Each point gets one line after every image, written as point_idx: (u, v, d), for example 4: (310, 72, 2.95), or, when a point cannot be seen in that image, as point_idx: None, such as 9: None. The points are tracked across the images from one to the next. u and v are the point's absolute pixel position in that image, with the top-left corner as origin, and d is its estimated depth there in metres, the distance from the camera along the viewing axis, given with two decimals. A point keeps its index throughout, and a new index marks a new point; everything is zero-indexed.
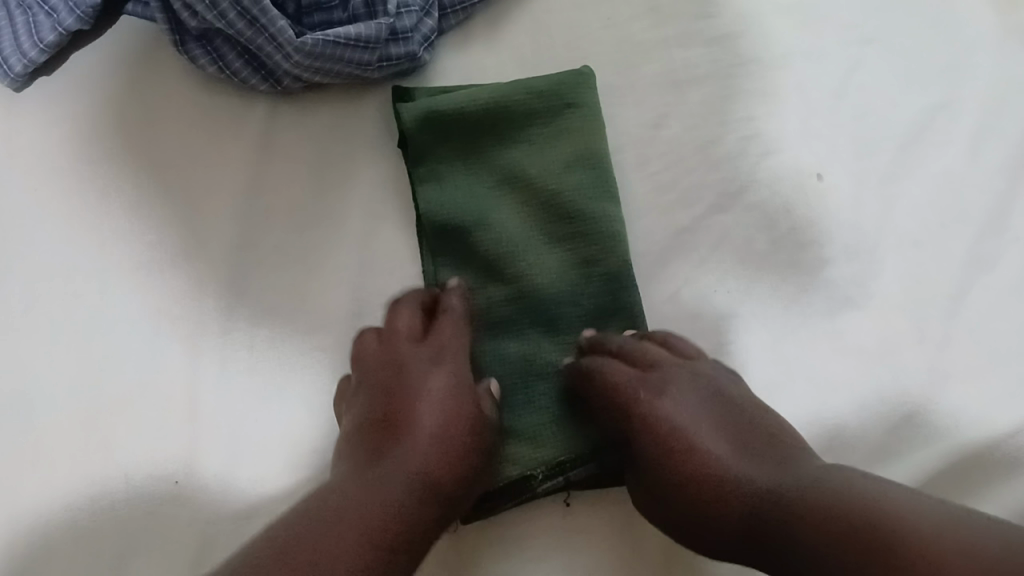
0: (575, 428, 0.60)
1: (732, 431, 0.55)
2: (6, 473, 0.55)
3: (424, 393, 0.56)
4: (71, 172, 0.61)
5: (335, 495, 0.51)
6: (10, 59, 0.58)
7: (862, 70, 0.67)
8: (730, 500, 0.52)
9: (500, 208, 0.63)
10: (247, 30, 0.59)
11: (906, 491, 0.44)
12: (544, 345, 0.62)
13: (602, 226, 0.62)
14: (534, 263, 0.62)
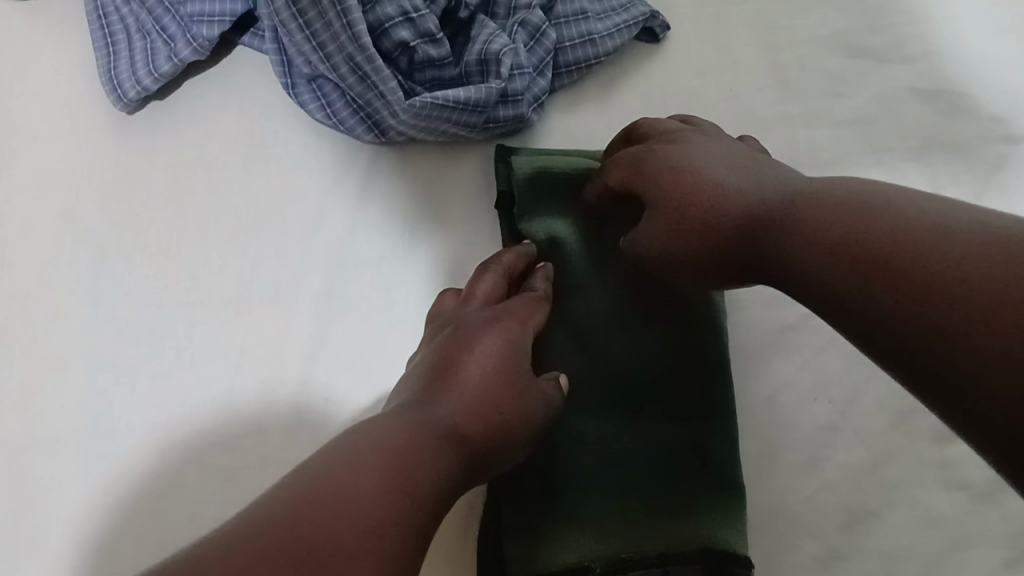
0: (649, 533, 0.52)
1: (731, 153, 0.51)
2: (70, 506, 0.53)
3: (482, 351, 0.48)
4: (177, 200, 0.60)
5: (372, 423, 0.42)
6: (125, 84, 0.60)
7: (1007, 168, 0.60)
8: (729, 209, 0.48)
9: (603, 275, 0.57)
10: (356, 85, 0.55)
11: (914, 201, 0.40)
12: (630, 436, 0.53)
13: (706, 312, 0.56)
14: (631, 341, 0.55)
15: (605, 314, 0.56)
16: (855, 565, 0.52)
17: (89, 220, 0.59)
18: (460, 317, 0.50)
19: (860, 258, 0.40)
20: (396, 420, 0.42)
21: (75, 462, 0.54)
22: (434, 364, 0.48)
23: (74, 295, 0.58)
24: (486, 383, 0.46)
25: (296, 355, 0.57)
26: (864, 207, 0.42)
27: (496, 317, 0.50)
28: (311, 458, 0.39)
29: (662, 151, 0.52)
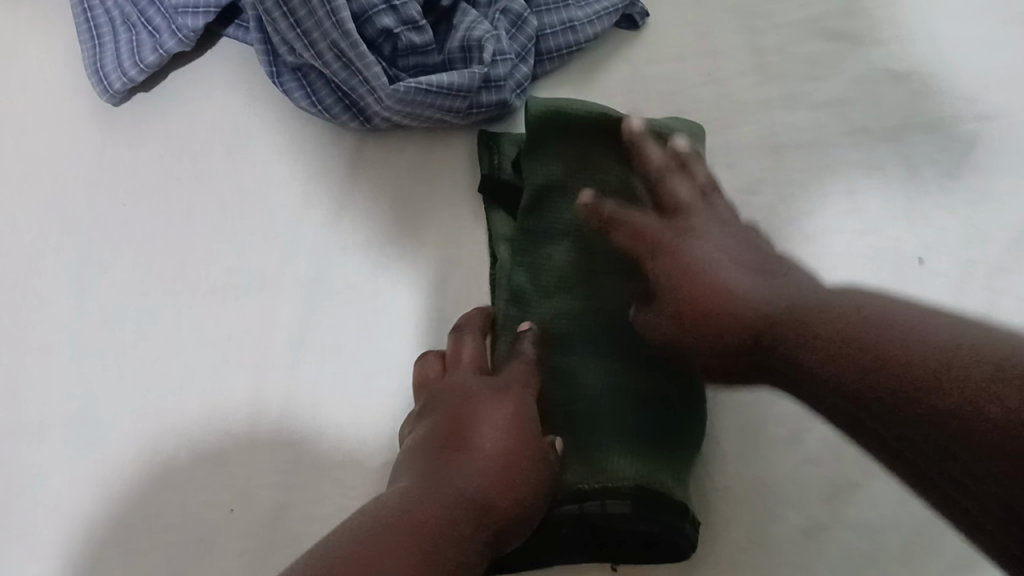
0: (605, 464, 0.53)
1: (732, 233, 0.50)
2: (62, 490, 0.54)
3: (489, 424, 0.49)
4: (162, 190, 0.60)
5: (388, 514, 0.44)
6: (111, 75, 0.60)
7: (980, 149, 0.61)
8: (740, 295, 0.45)
9: (587, 225, 0.58)
10: (340, 71, 0.55)
11: (934, 318, 0.38)
12: (596, 378, 0.55)
13: None
14: (601, 289, 0.56)
15: (585, 260, 0.57)
16: (839, 534, 0.53)
17: (76, 210, 0.60)
18: (468, 386, 0.52)
19: (857, 336, 0.39)
20: (413, 514, 0.44)
21: (66, 452, 0.55)
22: (442, 434, 0.49)
23: (62, 286, 0.58)
24: (497, 465, 0.48)
25: (284, 343, 0.58)
26: (868, 308, 0.40)
27: (504, 390, 0.51)
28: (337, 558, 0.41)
29: (675, 236, 0.50)
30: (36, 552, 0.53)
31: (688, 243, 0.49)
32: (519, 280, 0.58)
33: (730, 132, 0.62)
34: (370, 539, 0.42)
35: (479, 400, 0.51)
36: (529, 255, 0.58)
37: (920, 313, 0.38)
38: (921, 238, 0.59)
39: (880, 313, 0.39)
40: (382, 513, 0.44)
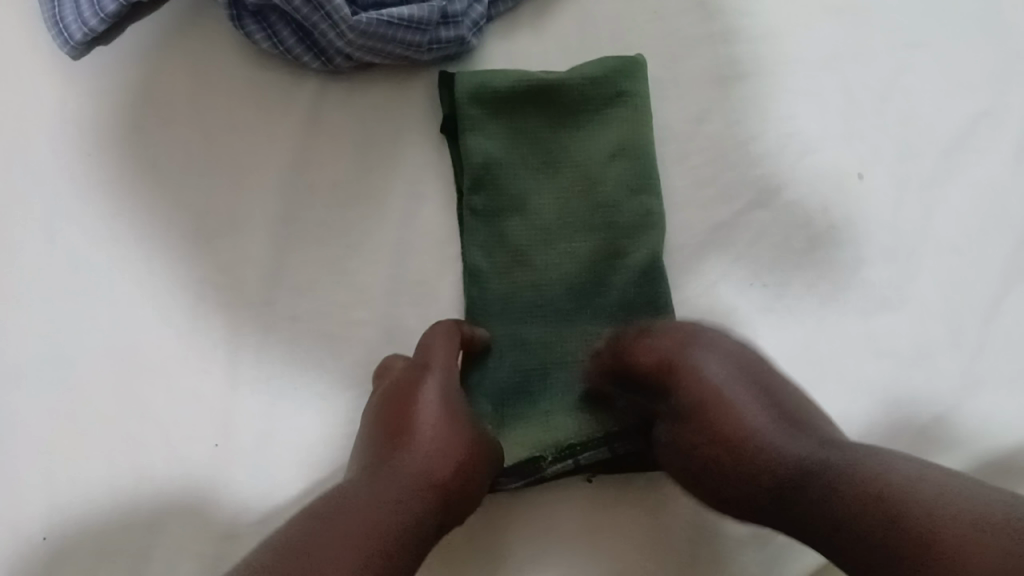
0: (592, 418, 0.57)
1: (752, 394, 0.50)
2: (44, 434, 0.55)
3: (424, 404, 0.51)
4: (126, 139, 0.61)
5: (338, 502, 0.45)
6: (71, 26, 0.61)
7: (908, 74, 0.65)
8: (758, 447, 0.48)
9: (539, 194, 0.61)
10: (303, 6, 0.58)
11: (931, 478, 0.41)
12: (560, 334, 0.59)
13: (636, 216, 0.60)
14: (558, 253, 0.60)
15: (542, 229, 0.61)
16: None
17: (40, 160, 0.60)
18: (400, 389, 0.52)
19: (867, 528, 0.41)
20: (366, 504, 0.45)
21: (44, 397, 0.55)
22: (381, 429, 0.50)
23: (29, 234, 0.58)
24: (432, 459, 0.48)
25: (257, 286, 0.59)
26: (888, 489, 0.41)
27: (434, 386, 0.52)
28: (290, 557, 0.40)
29: (700, 404, 0.51)
30: (18, 495, 0.53)
31: (710, 408, 0.50)
32: (478, 262, 0.60)
33: (678, 66, 0.65)
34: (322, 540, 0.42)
35: (414, 399, 0.51)
36: (486, 232, 0.60)
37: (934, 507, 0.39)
38: (859, 157, 0.63)
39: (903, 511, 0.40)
40: (325, 512, 0.44)
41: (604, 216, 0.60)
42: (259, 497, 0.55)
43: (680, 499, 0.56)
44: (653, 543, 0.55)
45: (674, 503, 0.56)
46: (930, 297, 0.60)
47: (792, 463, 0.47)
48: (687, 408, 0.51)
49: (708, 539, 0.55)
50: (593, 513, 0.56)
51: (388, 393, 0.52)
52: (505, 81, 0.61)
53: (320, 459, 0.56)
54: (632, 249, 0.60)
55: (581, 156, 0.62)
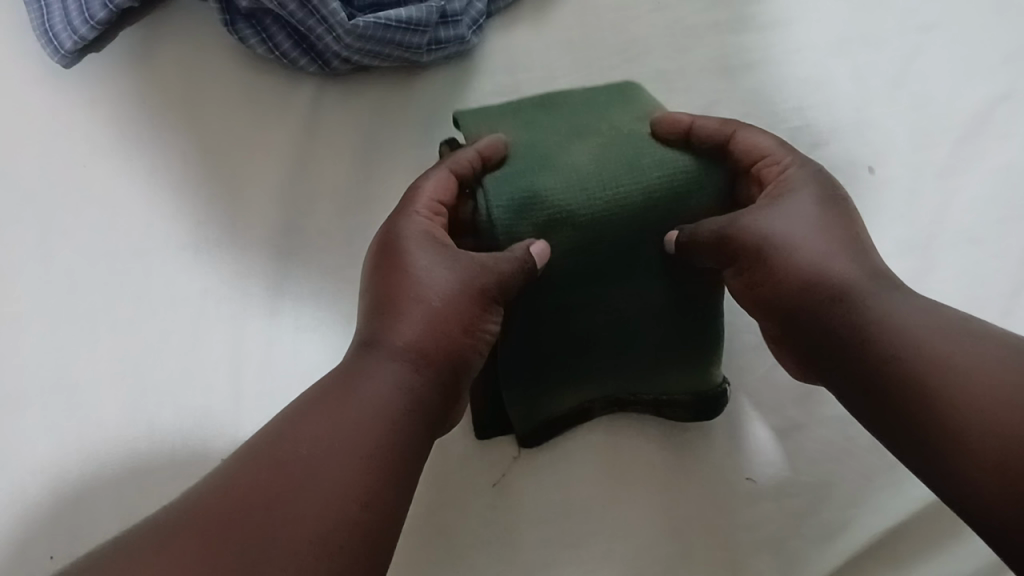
0: (643, 382, 0.57)
1: (841, 248, 0.49)
2: (45, 453, 0.53)
3: (423, 300, 0.47)
4: (121, 149, 0.59)
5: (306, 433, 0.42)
6: (62, 35, 0.59)
7: (921, 59, 0.64)
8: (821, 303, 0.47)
9: (571, 151, 0.52)
10: (298, 11, 0.56)
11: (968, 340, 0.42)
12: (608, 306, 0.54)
13: (679, 162, 0.52)
14: (607, 204, 0.50)
15: (581, 176, 0.50)
16: (813, 432, 0.56)
17: (34, 174, 0.58)
18: (389, 284, 0.48)
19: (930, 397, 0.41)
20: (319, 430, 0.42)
21: (49, 420, 0.53)
22: (378, 315, 0.48)
23: (26, 250, 0.57)
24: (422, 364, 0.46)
25: (261, 293, 0.57)
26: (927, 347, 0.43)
27: (423, 277, 0.48)
28: (263, 491, 0.39)
29: (786, 261, 0.49)
30: (25, 520, 0.51)
31: (805, 266, 0.48)
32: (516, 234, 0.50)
33: (684, 56, 0.63)
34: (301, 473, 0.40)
35: (407, 303, 0.47)
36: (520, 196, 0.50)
37: (999, 387, 0.39)
38: (872, 146, 0.62)
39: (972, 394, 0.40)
40: (301, 434, 0.42)
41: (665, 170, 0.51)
42: None
43: (690, 490, 0.55)
44: (665, 546, 0.54)
45: (686, 493, 0.55)
46: (949, 289, 0.58)
47: (880, 328, 0.45)
48: (778, 259, 0.49)
49: (722, 531, 0.54)
50: (605, 507, 0.55)
51: (376, 292, 0.49)
52: (504, 107, 0.57)
53: None
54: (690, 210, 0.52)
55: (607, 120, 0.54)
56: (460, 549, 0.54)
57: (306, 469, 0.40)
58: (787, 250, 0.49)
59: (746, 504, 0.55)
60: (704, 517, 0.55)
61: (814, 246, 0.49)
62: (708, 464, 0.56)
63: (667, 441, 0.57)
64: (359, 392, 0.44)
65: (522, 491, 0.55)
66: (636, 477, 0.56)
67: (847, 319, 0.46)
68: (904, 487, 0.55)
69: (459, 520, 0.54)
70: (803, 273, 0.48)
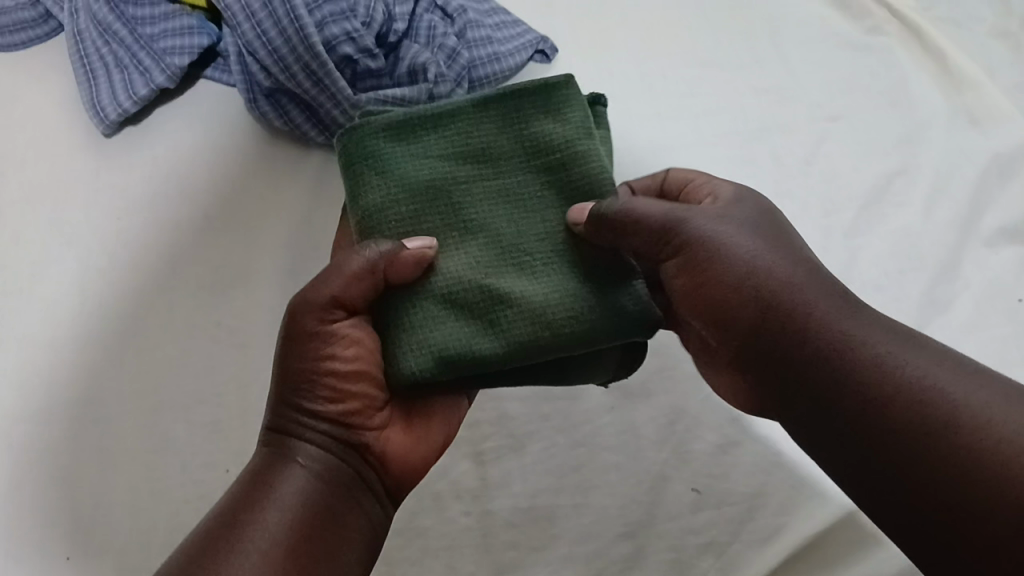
0: (566, 311, 0.52)
1: (791, 252, 0.51)
2: (73, 463, 0.61)
3: (313, 398, 0.53)
4: (148, 205, 0.69)
5: (225, 542, 0.48)
6: (107, 108, 0.70)
7: (830, 141, 0.77)
8: (782, 304, 0.49)
9: (422, 161, 0.54)
10: (312, 88, 0.69)
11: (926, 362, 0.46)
12: (486, 258, 0.53)
13: (368, 188, 0.54)
14: (409, 211, 0.54)
15: (408, 184, 0.54)
16: (748, 447, 0.64)
17: (75, 225, 0.68)
18: (291, 358, 0.53)
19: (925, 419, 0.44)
20: (249, 538, 0.48)
21: (73, 432, 0.61)
22: (278, 411, 0.54)
23: (63, 288, 0.66)
24: (336, 435, 0.54)
25: (266, 326, 0.65)
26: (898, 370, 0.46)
27: (330, 341, 0.52)
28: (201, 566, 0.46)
29: (754, 284, 0.50)
30: (50, 520, 0.59)
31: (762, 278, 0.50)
32: (369, 199, 0.54)
33: (631, 135, 0.75)
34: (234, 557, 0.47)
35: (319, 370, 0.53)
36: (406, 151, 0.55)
37: (983, 401, 0.44)
38: (790, 211, 0.73)
39: (958, 417, 0.44)
40: (223, 525, 0.49)
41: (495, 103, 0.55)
42: None
43: (637, 505, 0.62)
44: (616, 552, 0.61)
45: (633, 507, 0.62)
46: None
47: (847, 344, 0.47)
48: (730, 265, 0.50)
49: (667, 539, 0.61)
50: (562, 519, 0.62)
51: (281, 368, 0.54)
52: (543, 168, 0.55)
53: None
54: (546, 132, 0.55)
55: (435, 173, 0.54)
56: (435, 553, 0.60)
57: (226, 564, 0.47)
58: (726, 255, 0.51)
59: (690, 511, 0.62)
60: (651, 531, 0.62)
61: (765, 246, 0.51)
62: (657, 476, 0.63)
63: (622, 455, 0.64)
64: (276, 472, 0.52)
65: (491, 499, 0.62)
66: (594, 485, 0.63)
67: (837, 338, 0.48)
68: (830, 496, 0.62)
69: (435, 524, 0.61)
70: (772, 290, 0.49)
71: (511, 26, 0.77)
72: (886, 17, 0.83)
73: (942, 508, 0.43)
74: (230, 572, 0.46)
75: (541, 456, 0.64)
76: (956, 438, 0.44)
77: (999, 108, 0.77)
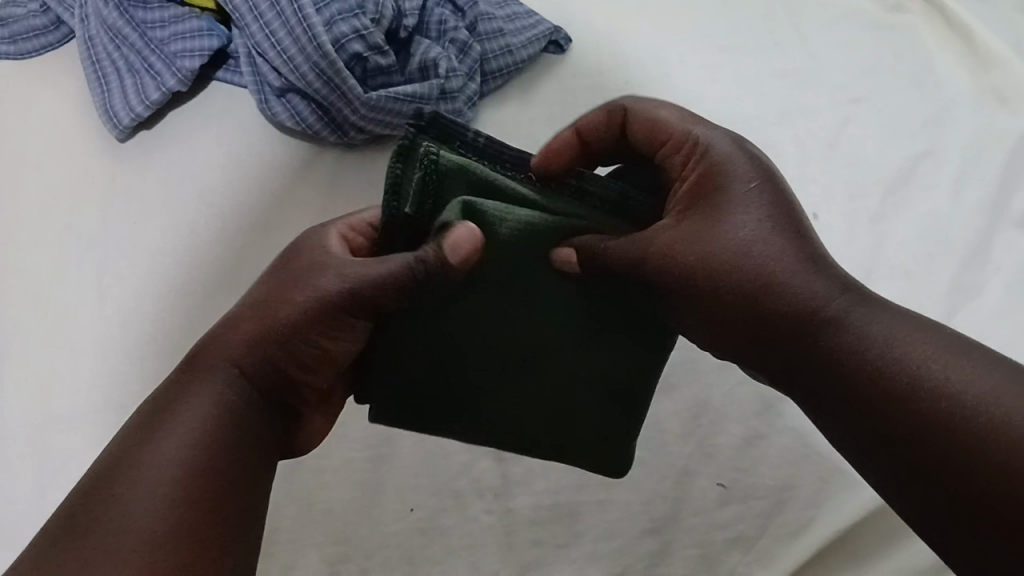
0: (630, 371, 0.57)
1: (774, 224, 0.49)
2: (95, 468, 0.61)
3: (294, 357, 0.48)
4: (164, 209, 0.69)
5: (156, 463, 0.42)
6: (120, 113, 0.70)
7: (853, 124, 0.75)
8: (762, 297, 0.48)
9: (455, 327, 0.53)
10: (321, 88, 0.68)
11: (912, 344, 0.44)
12: (561, 350, 0.55)
13: (431, 392, 0.54)
14: (481, 371, 0.54)
15: (457, 354, 0.53)
16: (775, 440, 0.63)
17: (92, 231, 0.68)
18: (274, 292, 0.49)
19: (922, 412, 0.42)
20: (156, 503, 0.40)
21: (93, 436, 0.61)
22: (248, 335, 0.48)
23: (81, 294, 0.66)
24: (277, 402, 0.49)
25: None
26: (874, 361, 0.44)
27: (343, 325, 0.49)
28: (111, 487, 0.41)
29: (732, 274, 0.49)
30: None
31: (740, 266, 0.48)
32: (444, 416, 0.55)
33: None
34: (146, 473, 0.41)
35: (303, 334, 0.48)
36: (435, 350, 0.53)
37: (968, 386, 0.41)
38: (813, 197, 0.71)
39: (947, 407, 0.41)
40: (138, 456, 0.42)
41: (474, 228, 0.50)
42: (290, 515, 0.60)
43: (661, 501, 0.61)
44: (642, 548, 0.60)
45: (658, 503, 0.61)
46: None
47: (826, 338, 0.46)
48: (709, 259, 0.49)
49: (693, 535, 0.60)
50: (587, 516, 0.61)
51: (269, 299, 0.49)
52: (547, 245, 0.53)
53: (341, 483, 0.62)
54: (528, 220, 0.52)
55: (469, 325, 0.53)
56: (458, 553, 0.60)
57: (132, 506, 0.40)
58: (709, 250, 0.49)
59: (716, 506, 0.61)
60: (677, 527, 0.60)
61: (768, 237, 0.49)
62: (682, 470, 0.62)
63: (646, 450, 0.63)
64: (199, 392, 0.46)
65: (514, 497, 0.61)
66: (618, 481, 0.62)
67: (836, 334, 0.46)
68: (861, 490, 0.60)
69: (457, 523, 0.61)
70: (752, 279, 0.48)
71: (523, 17, 0.75)
72: None
73: (909, 482, 0.42)
74: (133, 511, 0.40)
75: None
76: (937, 426, 0.41)
77: None
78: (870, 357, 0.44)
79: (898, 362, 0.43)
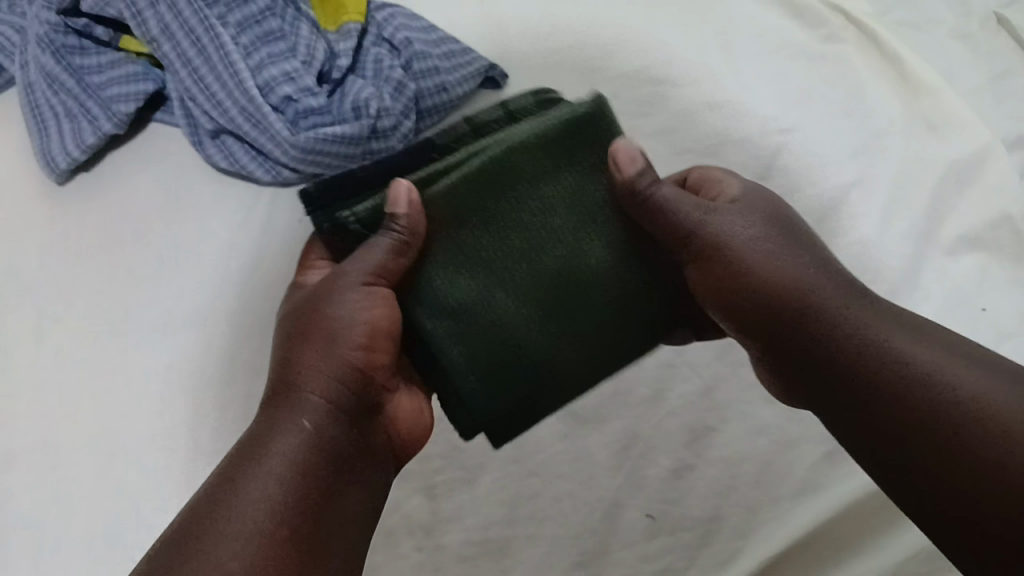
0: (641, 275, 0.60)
1: (787, 235, 0.60)
2: (30, 512, 0.61)
3: (328, 353, 0.56)
4: (101, 251, 0.70)
5: (231, 485, 0.50)
6: (57, 157, 0.71)
7: (785, 154, 0.76)
8: (791, 298, 0.57)
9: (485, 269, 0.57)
10: (252, 130, 0.70)
11: (922, 350, 0.52)
12: (576, 276, 0.58)
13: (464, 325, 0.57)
14: (507, 313, 0.57)
15: (486, 295, 0.57)
16: (702, 471, 0.63)
17: (30, 274, 0.69)
18: (302, 321, 0.57)
19: (921, 412, 0.50)
20: (247, 511, 0.49)
21: (30, 480, 0.62)
22: (285, 358, 0.56)
23: (19, 337, 0.67)
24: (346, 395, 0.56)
25: (217, 369, 0.66)
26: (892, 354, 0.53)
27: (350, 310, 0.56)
28: (202, 518, 0.49)
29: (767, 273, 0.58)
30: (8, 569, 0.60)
31: (774, 270, 0.58)
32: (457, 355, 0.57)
33: None
34: (228, 511, 0.49)
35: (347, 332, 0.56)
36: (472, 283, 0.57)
37: (980, 393, 0.49)
38: None
39: (970, 409, 0.49)
40: (229, 476, 0.51)
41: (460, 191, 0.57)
42: None
43: (589, 534, 0.62)
44: None
45: (586, 536, 0.62)
46: None
47: (854, 337, 0.54)
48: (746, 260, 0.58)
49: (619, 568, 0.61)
50: (515, 551, 0.62)
51: (294, 321, 0.57)
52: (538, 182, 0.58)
53: None
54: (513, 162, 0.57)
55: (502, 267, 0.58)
56: None
57: (227, 520, 0.48)
58: (739, 251, 0.58)
59: (644, 537, 0.62)
60: (605, 560, 0.61)
61: (779, 245, 0.59)
62: (611, 503, 0.63)
63: (575, 483, 0.63)
64: (279, 422, 0.53)
65: (444, 533, 0.62)
66: (547, 515, 0.62)
67: (846, 325, 0.55)
68: (786, 520, 0.61)
69: (388, 560, 0.61)
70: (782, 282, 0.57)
71: (459, 53, 0.76)
72: (841, 24, 0.82)
73: (944, 491, 0.48)
74: (223, 533, 0.48)
75: (493, 487, 0.63)
76: (958, 426, 0.48)
77: (956, 112, 0.76)
78: (894, 356, 0.52)
79: (919, 363, 0.52)
